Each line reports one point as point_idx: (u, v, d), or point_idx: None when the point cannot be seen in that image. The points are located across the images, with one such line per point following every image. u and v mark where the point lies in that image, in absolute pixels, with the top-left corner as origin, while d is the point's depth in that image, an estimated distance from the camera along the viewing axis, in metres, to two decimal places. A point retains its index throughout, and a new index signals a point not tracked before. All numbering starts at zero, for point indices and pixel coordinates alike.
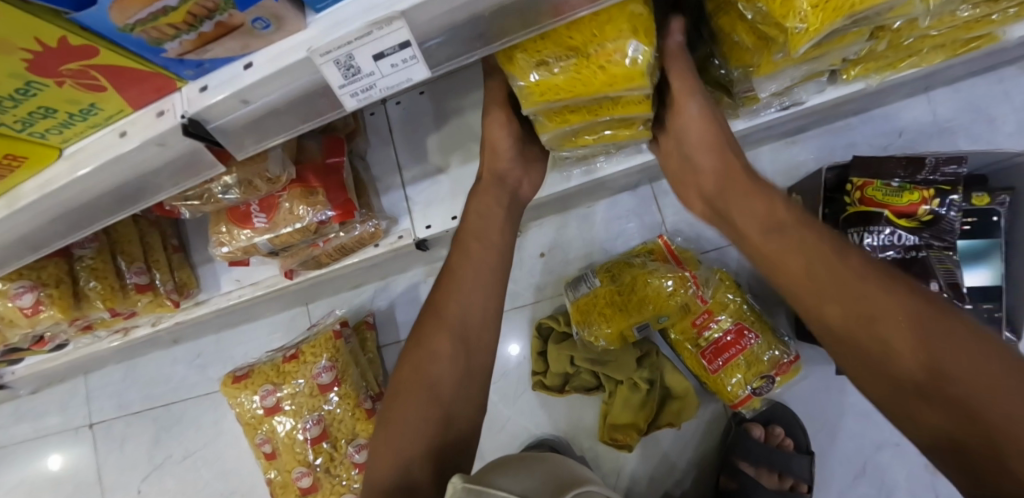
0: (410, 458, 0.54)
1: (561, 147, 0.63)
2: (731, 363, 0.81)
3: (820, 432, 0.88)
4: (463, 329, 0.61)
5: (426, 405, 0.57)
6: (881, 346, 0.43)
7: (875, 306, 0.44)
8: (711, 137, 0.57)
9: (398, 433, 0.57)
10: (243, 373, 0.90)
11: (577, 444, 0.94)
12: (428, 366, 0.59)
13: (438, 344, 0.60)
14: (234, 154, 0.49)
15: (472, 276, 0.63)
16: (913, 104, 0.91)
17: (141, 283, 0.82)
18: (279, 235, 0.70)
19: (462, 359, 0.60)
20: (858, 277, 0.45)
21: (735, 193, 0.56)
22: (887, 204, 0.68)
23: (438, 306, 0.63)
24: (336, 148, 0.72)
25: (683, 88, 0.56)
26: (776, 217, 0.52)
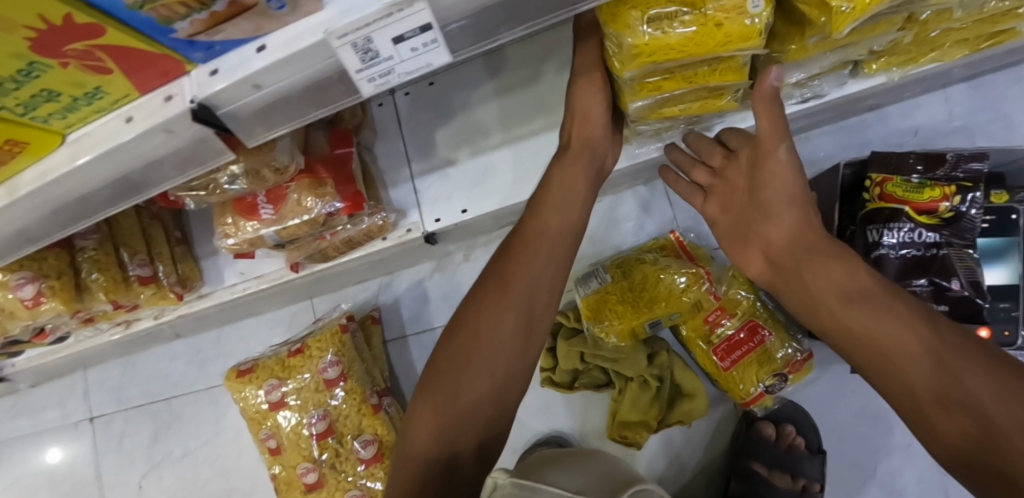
0: (456, 436, 0.50)
1: (643, 119, 0.59)
2: (742, 361, 0.80)
3: (832, 433, 0.87)
4: (530, 304, 0.54)
5: (478, 382, 0.51)
6: (898, 361, 0.40)
7: (894, 322, 0.41)
8: (794, 191, 0.48)
9: (444, 408, 0.51)
10: (247, 368, 0.88)
11: (586, 442, 0.93)
12: (485, 342, 0.52)
13: (500, 317, 0.53)
14: (244, 141, 0.47)
15: (546, 250, 0.56)
16: (928, 102, 0.89)
17: (145, 275, 0.81)
18: (286, 227, 0.69)
19: (524, 336, 0.54)
20: (883, 297, 0.43)
21: (811, 267, 0.47)
22: (909, 200, 0.66)
23: (504, 273, 0.55)
24: (343, 140, 0.71)
25: (773, 132, 0.46)
26: (850, 283, 0.45)
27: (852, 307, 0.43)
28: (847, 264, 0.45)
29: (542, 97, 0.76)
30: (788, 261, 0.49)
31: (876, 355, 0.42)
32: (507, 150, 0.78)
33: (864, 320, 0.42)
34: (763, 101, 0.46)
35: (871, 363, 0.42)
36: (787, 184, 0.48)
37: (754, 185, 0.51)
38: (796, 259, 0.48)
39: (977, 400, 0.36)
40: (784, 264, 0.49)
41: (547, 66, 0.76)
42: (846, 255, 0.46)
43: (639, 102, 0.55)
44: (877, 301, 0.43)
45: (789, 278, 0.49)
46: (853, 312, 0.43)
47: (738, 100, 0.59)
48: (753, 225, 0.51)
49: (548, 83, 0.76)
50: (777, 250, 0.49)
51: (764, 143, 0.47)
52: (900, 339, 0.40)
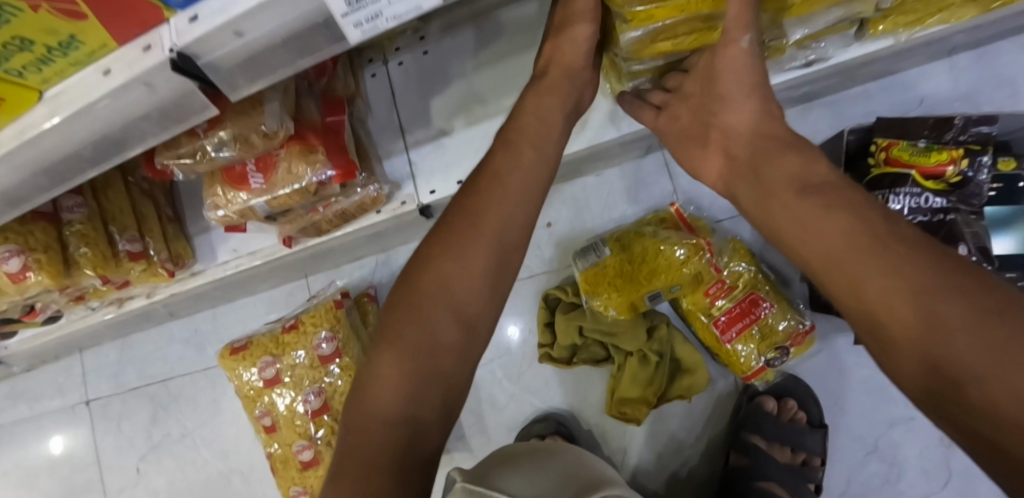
0: (420, 387, 0.43)
1: (636, 56, 0.57)
2: (744, 334, 0.79)
3: (833, 407, 0.86)
4: (503, 235, 0.49)
5: (447, 323, 0.45)
6: (843, 265, 0.35)
7: (839, 218, 0.37)
8: (752, 77, 0.47)
9: (407, 354, 0.44)
10: (241, 345, 0.87)
11: (584, 419, 0.92)
12: (455, 280, 0.46)
13: (471, 252, 0.47)
14: (228, 94, 0.46)
15: (521, 182, 0.51)
16: (933, 70, 0.87)
17: (135, 251, 0.79)
18: (277, 196, 0.67)
19: (496, 272, 0.48)
20: (840, 190, 0.39)
21: (769, 160, 0.44)
22: (916, 164, 0.64)
23: (475, 203, 0.49)
24: (334, 108, 0.69)
25: (738, 21, 0.45)
26: (807, 174, 0.41)
27: (806, 205, 0.39)
28: (804, 157, 0.43)
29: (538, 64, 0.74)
30: (745, 156, 0.47)
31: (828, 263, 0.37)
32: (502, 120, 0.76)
33: (811, 215, 0.38)
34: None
35: (826, 274, 0.37)
36: (744, 72, 0.46)
37: (713, 79, 0.49)
38: (756, 157, 0.45)
39: (919, 298, 0.30)
40: (741, 163, 0.47)
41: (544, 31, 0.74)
42: (803, 147, 0.44)
43: (633, 32, 0.51)
44: (830, 191, 0.39)
45: (742, 175, 0.47)
46: (805, 201, 0.39)
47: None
48: (712, 125, 0.50)
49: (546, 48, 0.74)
50: (737, 141, 0.48)
51: (727, 30, 0.46)
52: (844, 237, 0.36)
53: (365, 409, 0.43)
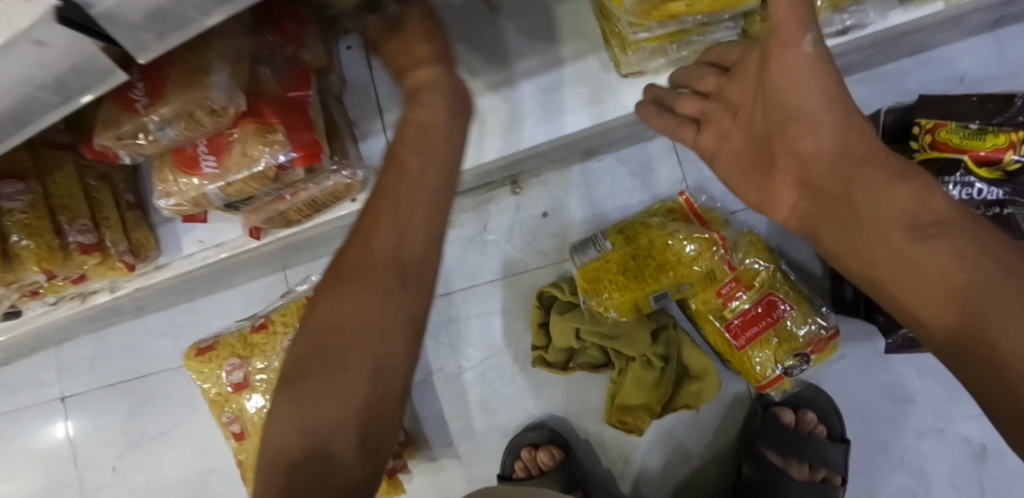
0: (316, 441, 0.38)
1: (643, 20, 0.49)
2: (759, 339, 0.71)
3: (857, 416, 0.78)
4: (403, 257, 0.43)
5: (343, 365, 0.40)
6: (933, 284, 0.32)
7: (958, 243, 0.32)
8: (824, 87, 0.39)
9: (299, 403, 0.39)
10: (208, 345, 0.80)
11: (582, 427, 0.85)
12: (347, 306, 0.41)
13: (368, 284, 0.42)
14: (133, 55, 0.37)
15: (412, 193, 0.45)
16: (973, 45, 0.77)
17: (87, 243, 0.72)
18: (232, 183, 0.59)
19: (400, 301, 0.42)
20: (961, 227, 0.33)
21: (864, 186, 0.37)
22: (967, 149, 0.54)
23: (365, 226, 0.45)
24: (300, 81, 0.61)
25: (790, 18, 0.38)
26: (919, 209, 0.35)
27: (914, 235, 0.33)
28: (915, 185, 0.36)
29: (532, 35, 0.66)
30: (828, 184, 0.40)
31: (913, 279, 0.33)
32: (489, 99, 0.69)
33: (921, 242, 0.33)
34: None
35: (908, 290, 0.33)
36: (812, 81, 0.39)
37: (770, 91, 0.42)
38: (849, 183, 0.38)
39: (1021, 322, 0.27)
40: (828, 190, 0.40)
41: None
42: (912, 176, 0.37)
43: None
44: (949, 225, 0.33)
45: (834, 200, 0.39)
46: (915, 232, 0.33)
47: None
48: (781, 147, 0.43)
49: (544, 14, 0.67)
50: (820, 170, 0.41)
51: (779, 36, 0.39)
52: (955, 259, 0.31)
53: (260, 463, 0.39)
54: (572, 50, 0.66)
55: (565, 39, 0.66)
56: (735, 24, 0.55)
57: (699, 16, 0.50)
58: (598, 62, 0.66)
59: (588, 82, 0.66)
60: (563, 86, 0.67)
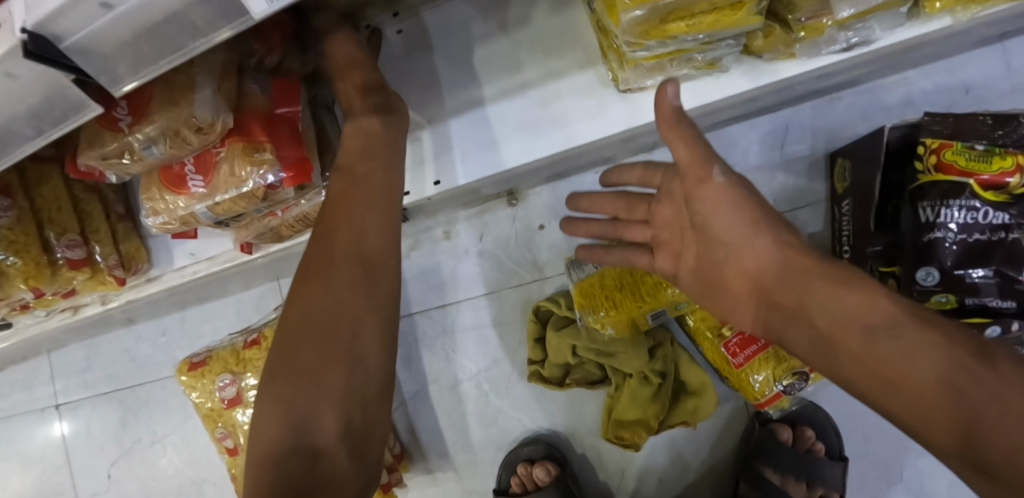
0: (309, 419, 0.47)
1: (640, 40, 0.46)
2: (757, 357, 0.70)
3: (856, 433, 0.77)
4: (365, 256, 0.51)
5: (323, 354, 0.48)
6: (913, 387, 0.31)
7: (908, 338, 0.32)
8: (746, 212, 0.41)
9: (288, 389, 0.48)
10: (200, 360, 0.79)
11: (578, 441, 0.84)
12: (318, 305, 0.49)
13: (336, 283, 0.49)
14: (108, 88, 0.35)
15: (367, 195, 0.51)
16: (984, 56, 0.73)
17: (75, 258, 0.71)
18: (219, 202, 0.58)
19: (368, 297, 0.50)
20: (912, 328, 0.32)
21: (813, 296, 0.37)
22: (972, 172, 0.53)
23: (326, 232, 0.51)
24: (287, 96, 0.58)
25: (694, 159, 0.41)
26: (865, 308, 0.34)
27: (874, 345, 0.33)
28: (862, 288, 0.35)
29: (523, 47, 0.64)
30: (782, 296, 0.39)
31: (887, 379, 0.32)
32: (482, 112, 0.67)
33: (875, 342, 0.33)
34: (669, 125, 0.40)
35: (885, 388, 0.32)
36: (730, 211, 0.41)
37: (696, 218, 0.45)
38: (794, 295, 0.38)
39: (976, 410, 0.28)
40: (773, 297, 0.40)
41: (535, 6, 0.65)
42: (854, 278, 0.36)
43: (636, 10, 0.42)
44: (892, 319, 0.33)
45: (784, 309, 0.39)
46: (869, 336, 0.33)
47: (762, 12, 0.46)
48: (724, 265, 0.44)
49: (537, 27, 0.65)
50: (766, 282, 0.41)
51: (690, 176, 0.42)
52: (923, 362, 0.31)
53: (255, 448, 0.47)
54: (565, 63, 0.64)
55: (558, 51, 0.65)
56: (735, 43, 0.53)
57: (698, 36, 0.47)
58: (596, 76, 0.63)
59: (582, 97, 0.64)
60: (556, 101, 0.64)
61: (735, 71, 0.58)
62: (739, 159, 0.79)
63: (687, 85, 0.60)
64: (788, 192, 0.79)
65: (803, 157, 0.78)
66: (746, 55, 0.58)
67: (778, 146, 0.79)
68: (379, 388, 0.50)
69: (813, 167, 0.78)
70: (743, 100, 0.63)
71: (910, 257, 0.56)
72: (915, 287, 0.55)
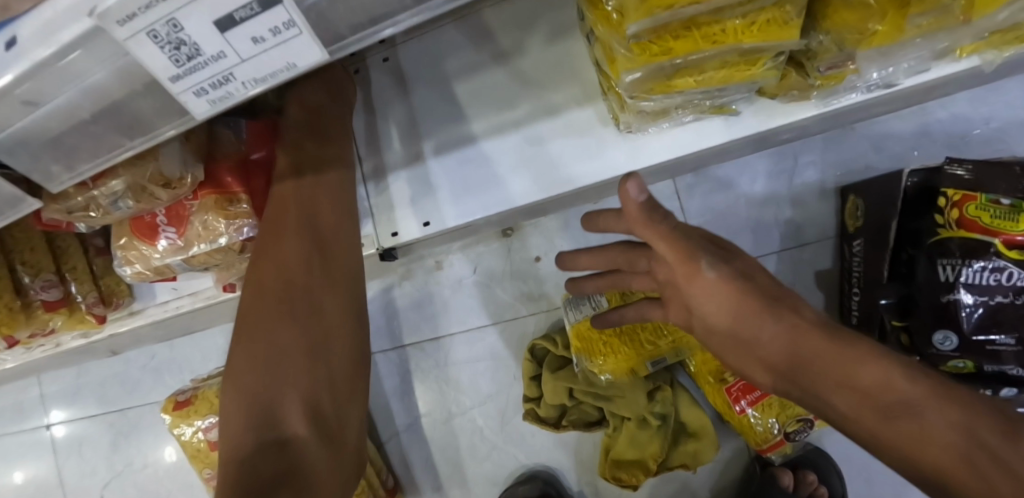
0: (275, 409, 0.43)
1: (644, 94, 0.45)
2: (761, 403, 0.67)
3: (859, 477, 0.74)
4: (319, 237, 0.46)
5: (286, 344, 0.44)
6: (926, 458, 0.28)
7: (927, 415, 0.29)
8: (745, 303, 0.38)
9: (248, 382, 0.43)
10: (185, 398, 0.77)
11: (574, 478, 0.82)
12: (276, 289, 0.44)
13: (293, 267, 0.44)
14: (43, 181, 0.32)
15: (320, 178, 0.46)
16: (1006, 85, 0.69)
17: (52, 300, 0.69)
18: (194, 255, 0.55)
19: (328, 281, 0.46)
20: (933, 407, 0.29)
21: (831, 361, 0.34)
22: (997, 231, 0.50)
23: (273, 214, 0.45)
24: (263, 139, 0.54)
25: (676, 258, 0.40)
26: (880, 381, 0.31)
27: (889, 422, 0.30)
28: (875, 361, 0.32)
29: (520, 81, 0.62)
30: (791, 373, 0.36)
31: (899, 452, 0.30)
32: (472, 149, 0.63)
33: (882, 414, 0.31)
34: (642, 224, 0.39)
35: (909, 459, 0.29)
36: (730, 304, 0.39)
37: (690, 306, 0.42)
38: (800, 369, 0.35)
39: (982, 473, 0.26)
40: (783, 371, 0.37)
41: (531, 38, 0.62)
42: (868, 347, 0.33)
43: (637, 71, 0.41)
44: (905, 391, 0.30)
45: (796, 383, 0.36)
46: (883, 412, 0.31)
47: (778, 67, 0.45)
48: (728, 350, 0.41)
49: (532, 60, 0.62)
50: (770, 360, 0.37)
51: (679, 272, 0.40)
52: (946, 434, 0.28)
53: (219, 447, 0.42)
54: (562, 98, 0.61)
55: (555, 85, 0.61)
56: (749, 89, 0.50)
57: (706, 89, 0.46)
58: (595, 113, 0.60)
59: (579, 136, 0.60)
60: (553, 139, 0.61)
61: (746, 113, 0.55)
62: (744, 191, 0.76)
63: (692, 126, 0.57)
64: (795, 225, 0.75)
65: (811, 189, 0.74)
66: (760, 95, 0.54)
67: (786, 177, 0.75)
68: (348, 378, 0.47)
69: (822, 200, 0.74)
70: (752, 140, 0.60)
71: (924, 317, 0.53)
72: (932, 351, 0.53)
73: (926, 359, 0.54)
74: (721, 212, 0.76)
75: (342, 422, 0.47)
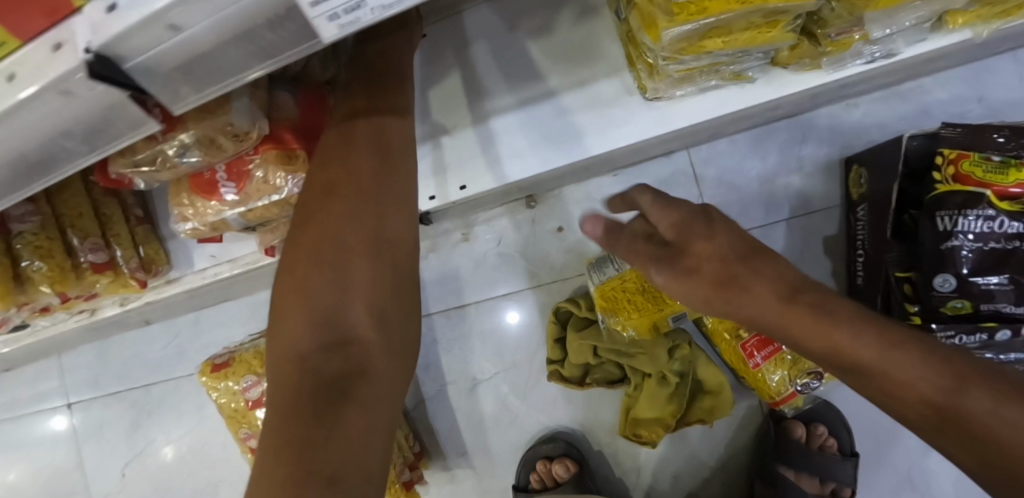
0: (337, 316, 0.43)
1: (677, 54, 0.50)
2: (774, 357, 0.72)
3: (866, 433, 0.79)
4: (382, 153, 0.48)
5: (349, 252, 0.45)
6: (903, 402, 0.30)
7: (896, 371, 0.30)
8: (705, 290, 0.35)
9: (311, 289, 0.44)
10: (222, 361, 0.80)
11: (595, 439, 0.85)
12: (340, 203, 0.46)
13: (354, 181, 0.47)
14: (167, 104, 0.36)
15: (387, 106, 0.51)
16: (998, 66, 0.75)
17: (98, 262, 0.71)
18: (253, 208, 0.58)
19: (389, 195, 0.48)
20: (904, 361, 0.30)
21: (803, 327, 0.32)
22: (990, 183, 0.55)
23: (340, 144, 0.49)
24: (317, 103, 0.58)
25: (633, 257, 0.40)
26: (857, 343, 0.31)
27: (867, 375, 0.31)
28: (847, 324, 0.31)
29: (551, 54, 0.66)
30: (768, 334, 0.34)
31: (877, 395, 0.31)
32: (506, 118, 0.68)
33: (863, 370, 0.31)
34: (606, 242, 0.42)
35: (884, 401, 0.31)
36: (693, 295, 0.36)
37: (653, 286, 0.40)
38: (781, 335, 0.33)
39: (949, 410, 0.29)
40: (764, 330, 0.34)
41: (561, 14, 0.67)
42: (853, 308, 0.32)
43: (676, 29, 0.45)
44: (885, 340, 0.31)
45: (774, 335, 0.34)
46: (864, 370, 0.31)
47: (794, 30, 0.50)
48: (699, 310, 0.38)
49: (563, 35, 0.66)
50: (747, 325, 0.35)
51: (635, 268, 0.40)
52: (918, 388, 0.29)
53: (280, 360, 0.43)
54: (591, 71, 0.65)
55: (582, 60, 0.66)
56: (765, 55, 0.54)
57: (732, 50, 0.50)
58: (622, 85, 0.64)
59: (606, 106, 0.65)
60: (582, 108, 0.65)
61: (761, 80, 0.60)
62: (755, 163, 0.81)
63: (714, 94, 0.62)
64: (803, 196, 0.80)
65: (818, 163, 0.80)
66: (773, 65, 0.59)
67: (795, 151, 0.80)
68: (406, 291, 0.48)
69: (829, 172, 0.79)
70: (764, 108, 0.65)
71: (927, 264, 0.58)
72: (933, 294, 0.57)
73: (926, 304, 0.58)
74: (733, 184, 0.81)
75: (405, 336, 0.47)
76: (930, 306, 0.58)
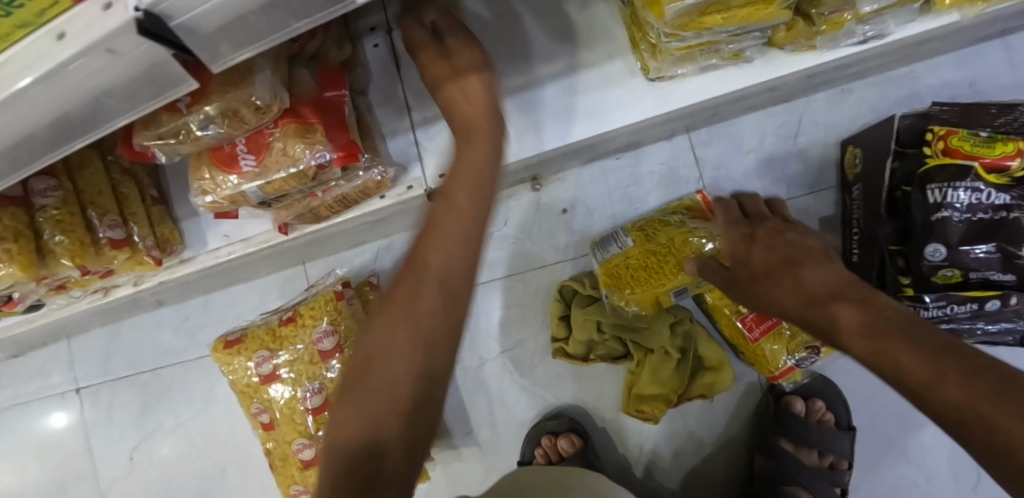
0: (379, 428, 0.38)
1: (678, 30, 0.52)
2: (772, 332, 0.74)
3: (861, 407, 0.82)
4: (449, 281, 0.44)
5: (402, 354, 0.40)
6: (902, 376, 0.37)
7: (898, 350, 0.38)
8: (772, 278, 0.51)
9: (360, 388, 0.40)
10: (235, 338, 0.82)
11: (598, 416, 0.87)
12: (404, 306, 0.42)
13: (418, 290, 0.43)
14: (208, 62, 0.39)
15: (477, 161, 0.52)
16: (986, 52, 0.78)
17: (116, 238, 0.72)
18: (271, 181, 0.60)
19: (450, 311, 0.43)
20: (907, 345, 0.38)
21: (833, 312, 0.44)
22: (977, 156, 0.58)
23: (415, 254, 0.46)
24: (334, 82, 0.62)
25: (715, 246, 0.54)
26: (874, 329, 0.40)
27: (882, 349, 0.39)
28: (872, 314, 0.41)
29: (558, 36, 0.69)
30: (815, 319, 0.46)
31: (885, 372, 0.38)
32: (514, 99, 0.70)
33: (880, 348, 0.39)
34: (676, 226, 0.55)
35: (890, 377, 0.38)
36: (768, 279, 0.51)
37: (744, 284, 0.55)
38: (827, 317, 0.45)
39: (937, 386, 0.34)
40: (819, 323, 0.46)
41: None
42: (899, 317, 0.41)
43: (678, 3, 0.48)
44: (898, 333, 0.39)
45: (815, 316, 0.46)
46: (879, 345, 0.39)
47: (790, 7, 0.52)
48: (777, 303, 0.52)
49: (569, 18, 0.68)
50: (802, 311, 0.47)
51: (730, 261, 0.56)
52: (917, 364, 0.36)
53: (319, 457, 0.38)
54: (597, 53, 0.68)
55: (588, 42, 0.68)
56: (762, 33, 0.57)
57: (731, 27, 0.53)
58: (625, 67, 0.67)
59: (611, 86, 0.67)
60: (587, 88, 0.68)
61: (759, 60, 0.63)
62: (754, 146, 0.83)
63: (715, 74, 0.64)
64: (800, 178, 0.83)
65: (815, 146, 0.82)
66: (769, 47, 0.62)
67: (793, 135, 0.82)
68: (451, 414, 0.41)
69: (825, 154, 0.82)
70: (762, 88, 0.68)
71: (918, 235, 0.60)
72: (923, 263, 0.60)
73: (917, 274, 0.61)
74: (732, 166, 0.84)
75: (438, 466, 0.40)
76: (922, 276, 0.60)
